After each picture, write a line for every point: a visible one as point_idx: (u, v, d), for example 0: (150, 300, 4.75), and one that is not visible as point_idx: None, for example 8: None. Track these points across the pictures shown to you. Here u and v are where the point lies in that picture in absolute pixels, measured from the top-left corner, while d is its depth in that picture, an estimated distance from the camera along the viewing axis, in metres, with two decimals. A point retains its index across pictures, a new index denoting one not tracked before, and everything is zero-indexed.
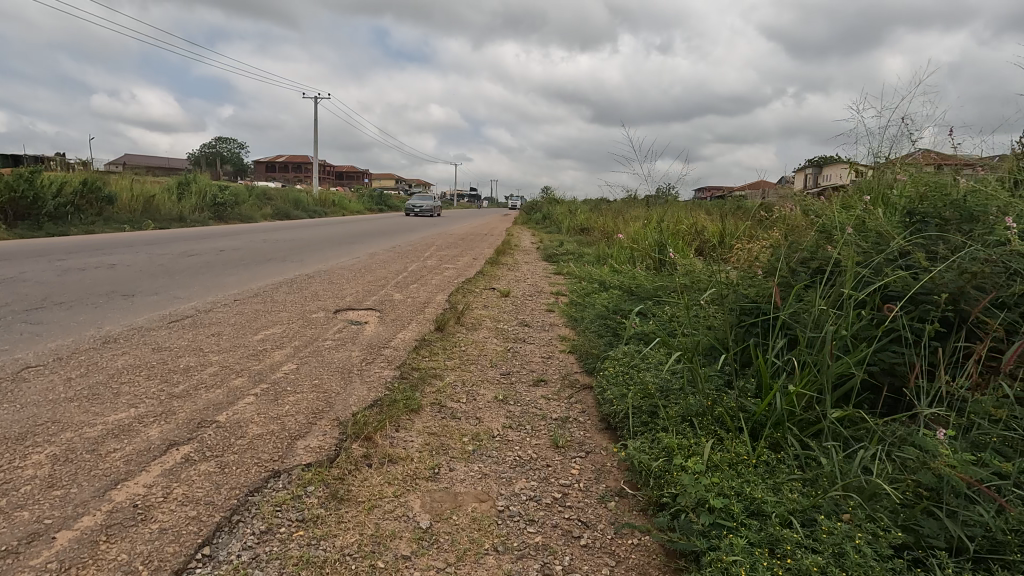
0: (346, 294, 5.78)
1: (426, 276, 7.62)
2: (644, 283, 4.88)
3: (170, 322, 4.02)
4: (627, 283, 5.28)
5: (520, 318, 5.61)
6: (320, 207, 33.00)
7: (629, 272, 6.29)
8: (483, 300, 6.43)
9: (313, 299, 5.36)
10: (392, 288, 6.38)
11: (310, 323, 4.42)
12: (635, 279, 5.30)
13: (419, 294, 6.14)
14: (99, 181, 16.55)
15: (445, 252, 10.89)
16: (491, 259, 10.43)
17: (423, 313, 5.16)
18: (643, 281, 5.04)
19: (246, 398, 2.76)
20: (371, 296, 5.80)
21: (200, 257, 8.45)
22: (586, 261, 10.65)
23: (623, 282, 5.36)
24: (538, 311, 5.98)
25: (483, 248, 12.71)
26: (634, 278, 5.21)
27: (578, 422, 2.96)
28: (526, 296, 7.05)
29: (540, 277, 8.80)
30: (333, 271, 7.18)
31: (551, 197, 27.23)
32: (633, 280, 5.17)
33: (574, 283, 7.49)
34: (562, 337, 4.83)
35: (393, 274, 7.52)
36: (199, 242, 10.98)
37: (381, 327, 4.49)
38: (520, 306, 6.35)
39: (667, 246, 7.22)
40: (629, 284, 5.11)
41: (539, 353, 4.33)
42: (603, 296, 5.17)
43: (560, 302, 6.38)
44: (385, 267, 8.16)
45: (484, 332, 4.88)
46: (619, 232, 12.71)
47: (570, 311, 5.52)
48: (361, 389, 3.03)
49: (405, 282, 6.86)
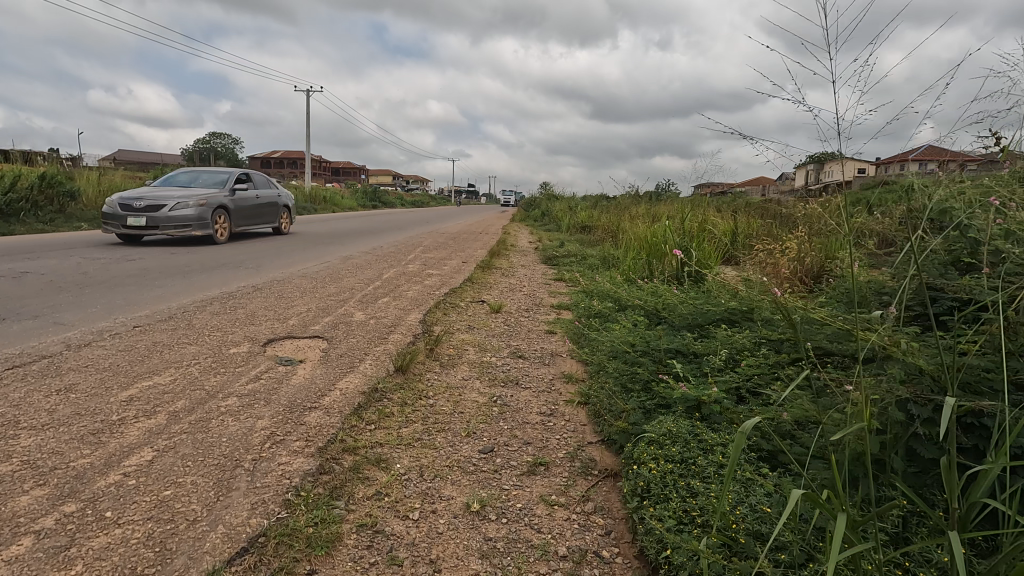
0: (294, 314, 4.57)
1: (404, 286, 6.39)
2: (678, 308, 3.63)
3: (7, 371, 2.81)
4: (653, 303, 4.05)
5: (514, 346, 4.39)
6: (310, 205, 31.69)
7: (649, 286, 5.06)
8: (468, 318, 5.19)
9: (245, 323, 4.15)
10: (355, 303, 5.19)
11: (223, 365, 3.21)
12: (663, 296, 4.08)
13: (387, 312, 4.96)
14: (61, 175, 15.32)
15: (432, 254, 9.64)
16: (482, 262, 9.19)
17: (386, 343, 3.94)
18: (676, 302, 3.82)
19: (10, 550, 1.54)
20: (325, 316, 4.58)
21: (141, 262, 7.23)
22: (590, 266, 9.44)
23: (646, 300, 4.13)
24: (536, 336, 4.76)
25: (476, 249, 11.48)
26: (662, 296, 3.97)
27: (603, 567, 1.76)
28: (521, 311, 5.88)
29: (540, 287, 7.55)
30: (288, 281, 5.95)
31: (550, 193, 26.10)
32: (660, 300, 3.94)
33: (578, 296, 6.32)
34: (567, 377, 3.64)
35: (362, 283, 6.33)
36: (156, 241, 9.78)
37: (321, 369, 3.27)
38: (514, 326, 5.12)
39: (693, 252, 6.00)
40: (655, 308, 3.89)
41: (536, 408, 3.13)
42: (620, 320, 3.99)
43: (564, 321, 5.17)
44: (357, 275, 6.94)
45: (464, 370, 3.67)
46: (626, 232, 11.47)
47: (576, 338, 4.34)
48: (239, 510, 1.81)
49: (375, 295, 5.66)
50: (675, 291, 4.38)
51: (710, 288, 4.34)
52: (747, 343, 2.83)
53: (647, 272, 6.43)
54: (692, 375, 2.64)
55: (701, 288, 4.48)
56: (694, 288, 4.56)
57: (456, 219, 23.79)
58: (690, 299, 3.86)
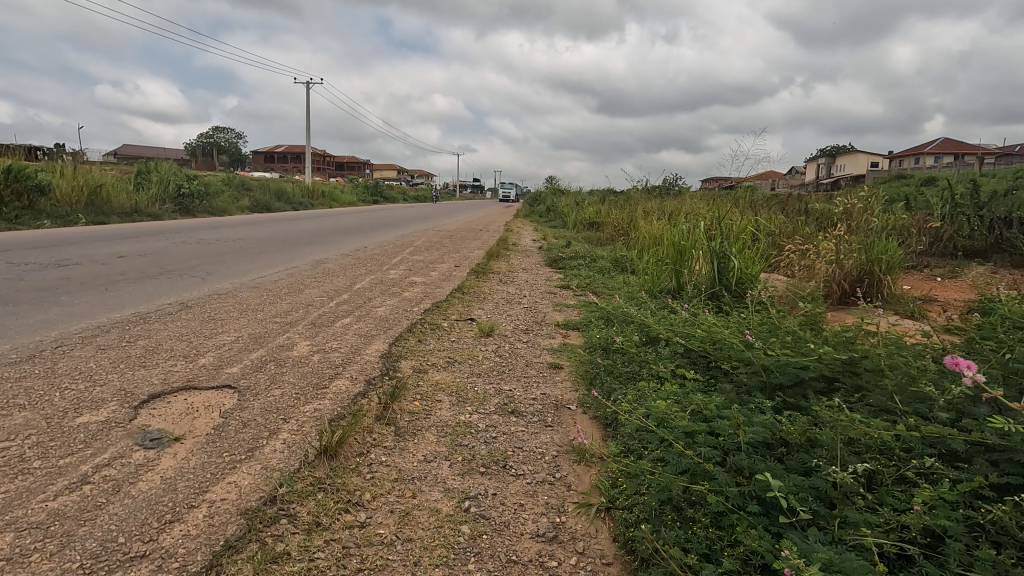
0: (212, 347, 3.44)
1: (377, 299, 5.25)
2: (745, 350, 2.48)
3: None
4: (701, 337, 2.91)
5: (504, 395, 3.24)
6: (308, 200, 30.53)
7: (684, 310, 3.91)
8: (450, 348, 4.04)
9: (133, 366, 3.02)
10: (305, 326, 4.08)
11: (43, 448, 2.07)
12: (716, 329, 2.93)
13: (344, 340, 3.85)
14: (28, 167, 14.29)
15: (420, 257, 8.50)
16: (477, 267, 8.03)
17: (321, 397, 2.79)
18: (741, 339, 2.66)
19: None
20: (256, 350, 3.45)
21: (72, 268, 6.13)
22: (601, 272, 8.33)
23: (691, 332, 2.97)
24: (535, 376, 3.60)
25: (472, 249, 10.34)
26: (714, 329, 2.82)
27: None
28: (519, 331, 4.78)
29: (542, 298, 6.38)
30: (229, 296, 4.82)
31: (556, 188, 24.98)
32: (713, 336, 2.80)
33: (589, 313, 5.21)
34: (579, 453, 2.51)
35: (325, 296, 5.21)
36: (110, 242, 8.70)
37: (199, 454, 2.12)
38: (508, 359, 3.97)
39: (732, 262, 4.83)
40: (707, 351, 2.74)
41: (531, 521, 2.00)
42: (655, 366, 2.85)
43: (572, 352, 4.03)
44: (323, 284, 5.81)
45: (428, 446, 2.51)
46: (640, 231, 10.28)
47: (589, 385, 3.21)
48: None
49: (334, 314, 4.53)
50: (725, 321, 3.24)
51: (775, 321, 3.20)
52: (890, 442, 1.68)
53: (673, 285, 5.26)
54: (805, 508, 1.49)
55: (758, 318, 3.33)
56: (748, 317, 3.42)
57: (456, 215, 22.58)
58: (759, 335, 2.70)
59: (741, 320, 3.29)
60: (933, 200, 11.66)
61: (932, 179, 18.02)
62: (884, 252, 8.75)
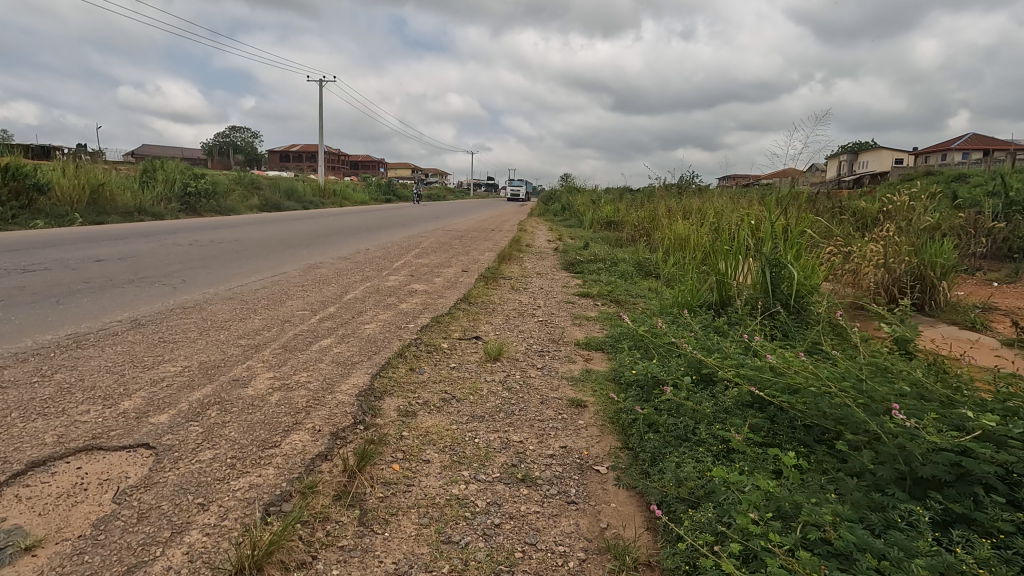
0: (147, 383, 2.73)
1: (368, 313, 4.52)
2: (868, 416, 1.71)
3: None
4: (786, 385, 2.13)
5: (513, 453, 2.48)
6: (318, 198, 30.03)
7: (740, 341, 3.12)
8: (449, 381, 3.29)
9: (29, 413, 2.32)
10: (272, 351, 3.36)
11: None
12: (805, 373, 2.16)
13: (316, 370, 3.12)
14: (28, 166, 13.88)
15: (425, 260, 7.79)
16: (487, 272, 7.28)
17: (264, 464, 2.07)
18: (852, 396, 1.88)
19: None
20: (201, 388, 2.73)
21: (37, 275, 5.51)
22: (623, 278, 7.56)
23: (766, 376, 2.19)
24: (554, 423, 2.84)
25: (482, 251, 9.60)
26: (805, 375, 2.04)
27: None
28: (532, 353, 4.03)
29: (559, 309, 5.61)
30: (194, 311, 4.14)
31: (571, 186, 24.24)
32: (806, 387, 2.02)
33: (615, 330, 4.44)
34: (617, 561, 1.75)
35: (307, 309, 4.51)
36: (94, 244, 8.12)
37: None
38: (519, 394, 3.21)
39: (790, 272, 4.00)
40: (800, 409, 1.97)
41: None
42: (722, 430, 2.08)
43: (600, 390, 3.26)
44: (310, 294, 5.11)
45: (402, 545, 1.78)
46: (665, 231, 9.46)
47: (627, 445, 2.43)
48: None
49: (314, 334, 3.81)
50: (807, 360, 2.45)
51: (875, 361, 2.40)
52: None
53: (714, 298, 4.45)
54: None
55: (848, 358, 2.53)
56: (833, 358, 2.61)
57: (467, 215, 21.91)
58: (875, 388, 1.92)
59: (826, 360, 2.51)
60: (985, 198, 10.69)
61: (967, 174, 16.92)
62: (939, 255, 7.90)
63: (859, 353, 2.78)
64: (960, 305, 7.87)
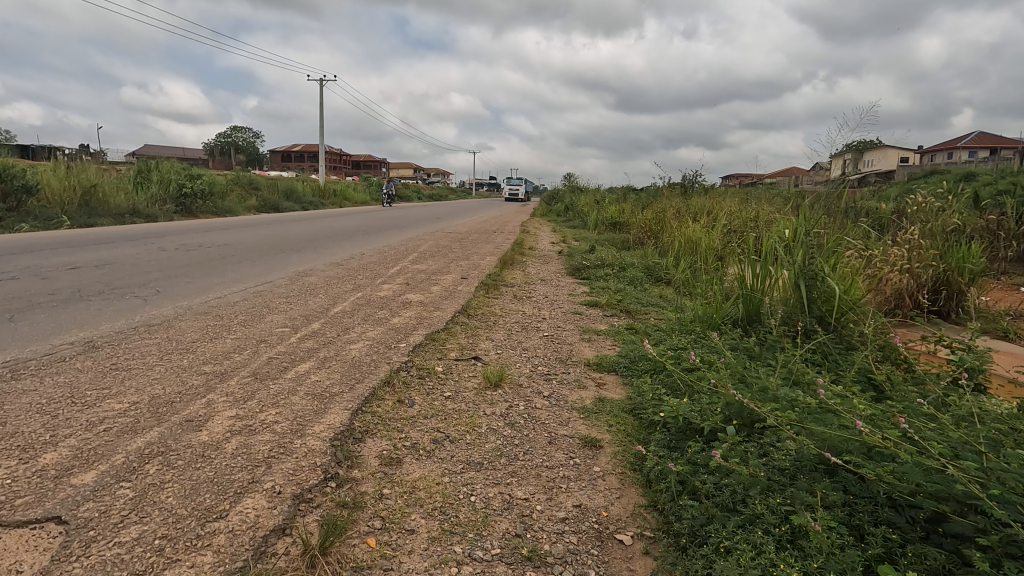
0: (82, 427, 2.30)
1: (355, 330, 4.07)
2: (1008, 516, 1.25)
3: None
4: (863, 444, 1.69)
5: (517, 517, 2.03)
6: (318, 199, 29.63)
7: (782, 372, 2.67)
8: (442, 416, 2.85)
9: None
10: (237, 381, 2.92)
11: None
12: (889, 429, 1.71)
13: (286, 405, 2.68)
14: (15, 167, 13.50)
15: (422, 266, 7.36)
16: (487, 279, 6.84)
17: (201, 547, 1.64)
18: (967, 475, 1.43)
19: None
20: (145, 432, 2.29)
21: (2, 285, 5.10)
22: (632, 285, 7.10)
23: (837, 432, 1.75)
24: (565, 473, 2.39)
25: (483, 255, 9.15)
26: (894, 437, 1.60)
27: None
28: (536, 377, 3.58)
29: (566, 322, 5.16)
30: (158, 329, 3.70)
31: (574, 185, 23.77)
32: (894, 453, 1.58)
33: (628, 348, 3.99)
34: None
35: (287, 325, 4.07)
36: (75, 249, 7.72)
37: None
38: (524, 433, 2.75)
39: (830, 286, 3.52)
40: (890, 483, 1.53)
41: None
42: (785, 507, 1.63)
43: (617, 428, 2.80)
44: (294, 307, 4.67)
45: None
46: (675, 234, 9.00)
47: (660, 512, 1.98)
48: None
49: (290, 357, 3.36)
50: (876, 409, 2.02)
51: (964, 412, 1.94)
52: None
53: (740, 314, 3.98)
54: None
55: (928, 405, 2.06)
56: (908, 404, 2.13)
57: (469, 215, 21.45)
58: (995, 462, 1.47)
59: (896, 408, 2.07)
60: (1010, 198, 10.17)
61: (982, 172, 16.38)
62: (966, 261, 7.43)
63: (931, 396, 2.32)
64: (990, 312, 7.39)
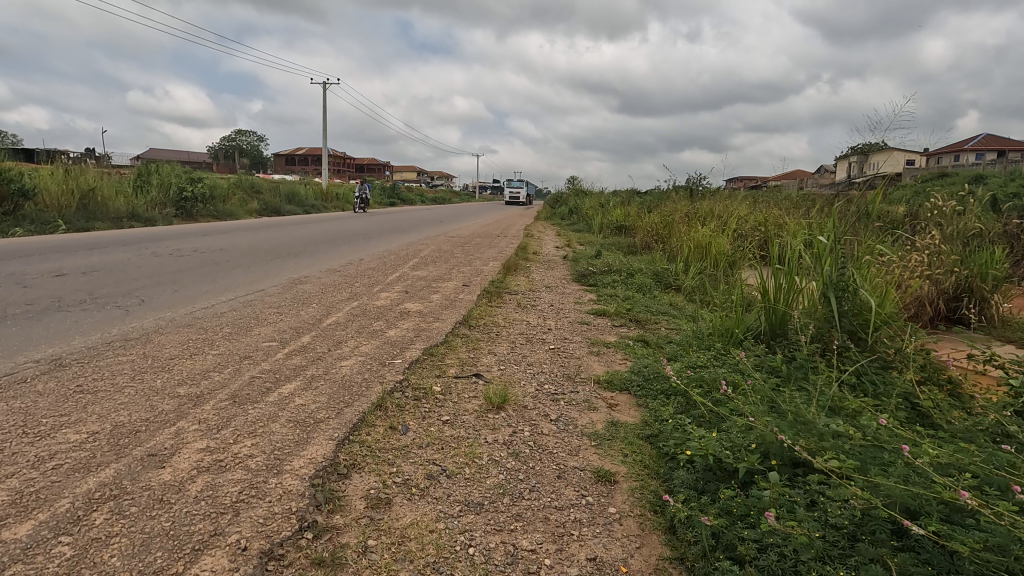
0: (28, 463, 2.03)
1: (347, 344, 3.79)
2: None
3: None
4: (942, 504, 1.41)
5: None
6: (320, 201, 29.44)
7: (820, 399, 2.37)
8: (438, 445, 2.56)
9: None
10: (212, 406, 2.64)
11: None
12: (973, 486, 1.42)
13: (264, 435, 2.40)
14: (13, 170, 13.32)
15: (422, 273, 7.09)
16: (490, 286, 6.55)
17: None
18: None
19: None
20: (98, 470, 2.01)
21: None
22: (640, 292, 6.81)
23: (907, 487, 1.47)
24: (576, 517, 2.10)
25: (486, 260, 8.86)
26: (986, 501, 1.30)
27: None
28: (542, 397, 3.29)
29: (573, 333, 4.86)
30: (133, 345, 3.43)
31: (578, 189, 23.51)
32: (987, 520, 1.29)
33: (641, 365, 3.69)
34: None
35: (274, 339, 3.79)
36: (65, 254, 7.48)
37: None
38: (529, 466, 2.46)
39: (864, 300, 3.21)
40: (984, 560, 1.24)
41: None
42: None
43: (633, 462, 2.50)
44: (285, 318, 4.40)
45: None
46: (684, 238, 8.70)
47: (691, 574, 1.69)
48: None
49: (274, 377, 3.08)
50: (945, 454, 1.72)
51: None
52: None
53: (763, 327, 3.68)
54: None
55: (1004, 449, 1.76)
56: (977, 446, 1.83)
57: (473, 219, 21.18)
58: None
59: (967, 451, 1.77)
60: None
61: (995, 174, 16.01)
62: (991, 266, 7.08)
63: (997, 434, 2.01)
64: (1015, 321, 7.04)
